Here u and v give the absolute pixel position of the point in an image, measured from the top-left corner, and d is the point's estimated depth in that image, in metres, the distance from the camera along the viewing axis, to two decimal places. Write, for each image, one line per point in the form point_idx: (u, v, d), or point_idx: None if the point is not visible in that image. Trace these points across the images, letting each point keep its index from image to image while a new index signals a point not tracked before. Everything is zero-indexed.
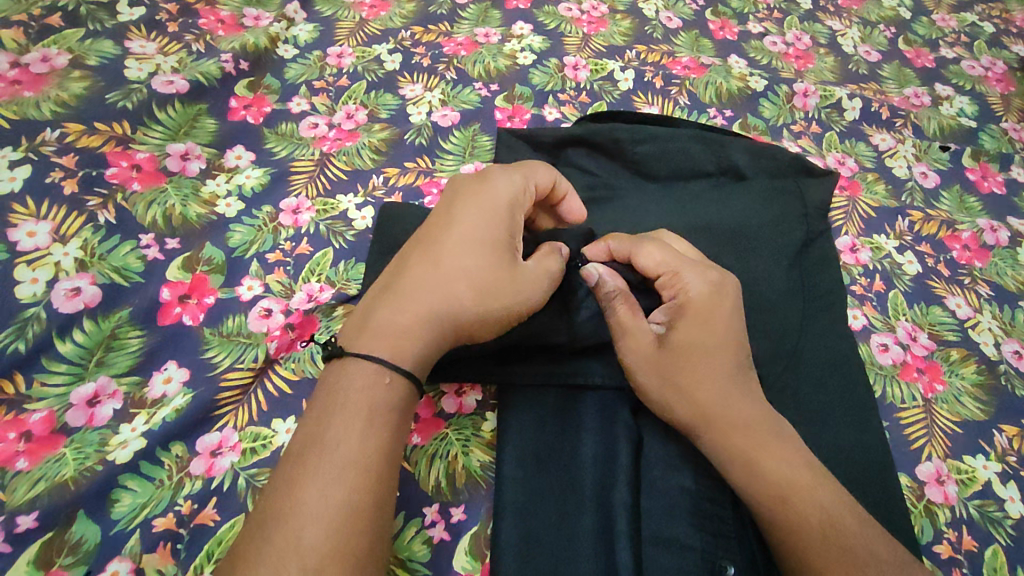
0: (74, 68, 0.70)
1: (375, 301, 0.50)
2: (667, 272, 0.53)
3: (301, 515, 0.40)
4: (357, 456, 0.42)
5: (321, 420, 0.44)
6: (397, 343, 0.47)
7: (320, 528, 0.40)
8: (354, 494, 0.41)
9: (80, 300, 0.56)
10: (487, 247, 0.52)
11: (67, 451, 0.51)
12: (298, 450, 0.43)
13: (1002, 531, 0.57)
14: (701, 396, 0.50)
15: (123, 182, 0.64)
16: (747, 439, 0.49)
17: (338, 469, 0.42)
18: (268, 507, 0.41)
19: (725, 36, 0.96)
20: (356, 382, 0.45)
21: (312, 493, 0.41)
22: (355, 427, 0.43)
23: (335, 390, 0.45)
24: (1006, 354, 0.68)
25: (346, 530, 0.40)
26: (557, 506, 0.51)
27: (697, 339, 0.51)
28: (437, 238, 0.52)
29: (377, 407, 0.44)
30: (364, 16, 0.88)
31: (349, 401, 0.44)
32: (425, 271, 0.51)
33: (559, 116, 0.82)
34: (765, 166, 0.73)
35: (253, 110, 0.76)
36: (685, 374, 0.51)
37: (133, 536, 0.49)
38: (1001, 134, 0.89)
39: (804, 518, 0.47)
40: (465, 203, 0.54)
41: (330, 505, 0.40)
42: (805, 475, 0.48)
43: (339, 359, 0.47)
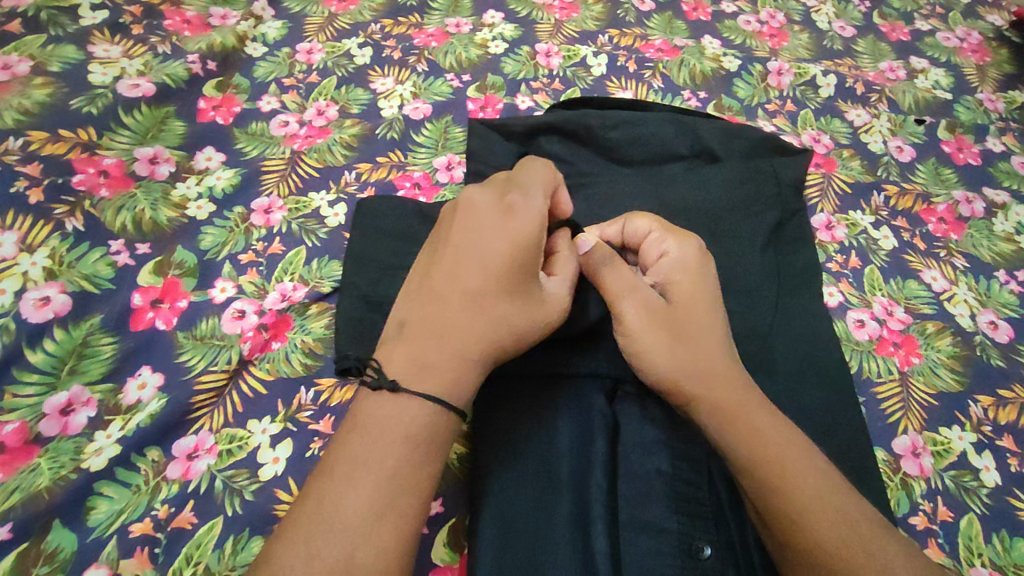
0: (36, 75, 0.70)
1: (415, 344, 0.46)
2: (655, 236, 0.55)
3: (353, 536, 0.40)
4: (412, 486, 0.42)
5: (376, 442, 0.43)
6: (450, 390, 0.45)
7: (374, 553, 0.40)
8: (407, 524, 0.42)
9: (49, 310, 0.56)
10: (527, 282, 0.48)
11: (42, 461, 0.51)
12: (351, 470, 0.42)
13: (978, 500, 0.58)
14: (701, 354, 0.50)
15: (91, 189, 0.64)
16: (744, 400, 0.49)
17: (392, 496, 0.42)
18: (314, 521, 0.41)
19: (699, 16, 0.95)
20: (405, 412, 0.44)
21: (364, 517, 0.40)
22: (412, 457, 0.43)
23: (388, 416, 0.44)
24: (982, 325, 0.68)
25: (395, 556, 0.41)
26: (535, 497, 0.51)
27: (690, 300, 0.52)
28: (467, 275, 0.47)
29: (434, 442, 0.44)
30: (334, 11, 0.87)
31: (403, 427, 0.43)
32: (462, 312, 0.47)
33: (531, 104, 0.81)
34: (738, 146, 0.73)
35: (222, 110, 0.75)
36: (684, 334, 0.51)
37: (110, 542, 0.49)
38: (976, 105, 0.89)
39: (800, 479, 0.46)
40: (496, 234, 0.48)
41: (384, 532, 0.41)
42: (794, 445, 0.48)
43: (391, 396, 0.44)
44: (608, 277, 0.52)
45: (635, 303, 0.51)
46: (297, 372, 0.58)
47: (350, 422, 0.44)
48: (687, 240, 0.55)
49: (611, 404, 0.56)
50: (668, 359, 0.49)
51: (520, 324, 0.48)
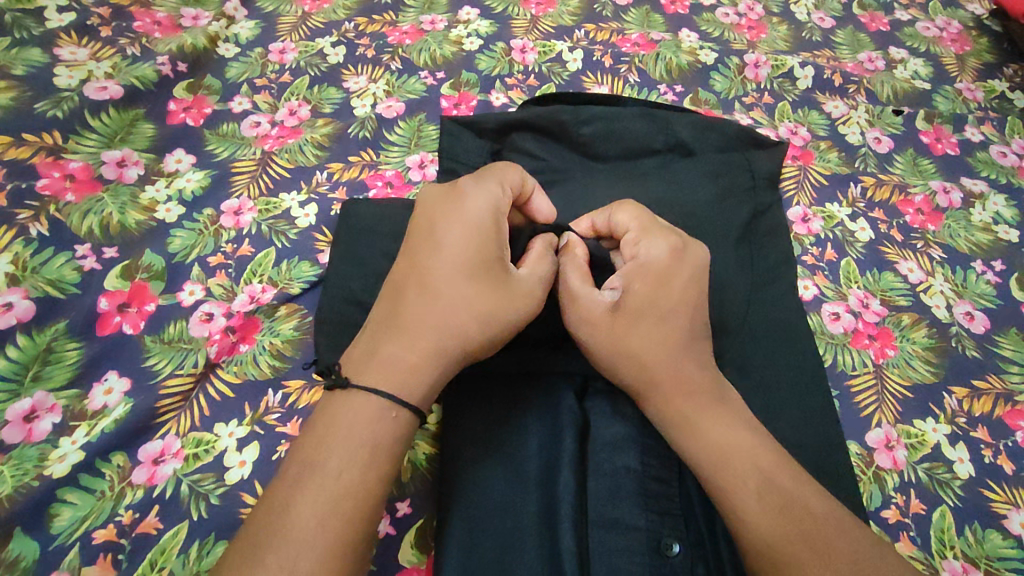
0: (0, 79, 0.69)
1: (374, 338, 0.47)
2: (634, 232, 0.52)
3: (295, 540, 0.40)
4: (357, 486, 0.42)
5: (323, 446, 0.43)
6: (400, 380, 0.45)
7: (316, 556, 0.39)
8: (352, 524, 0.41)
9: (12, 316, 0.56)
10: (480, 270, 0.48)
11: (4, 468, 0.50)
12: (297, 474, 0.42)
13: (951, 492, 0.57)
14: (648, 357, 0.49)
15: (56, 193, 0.63)
16: (692, 406, 0.48)
17: (337, 499, 0.41)
18: (261, 529, 0.40)
19: (677, 10, 0.94)
20: (352, 413, 0.44)
21: (309, 521, 0.40)
22: (358, 459, 0.42)
23: (336, 420, 0.44)
24: (958, 316, 0.68)
25: (341, 559, 0.40)
26: (502, 497, 0.51)
27: (649, 304, 0.50)
28: (425, 265, 0.49)
29: (382, 441, 0.43)
30: (307, 10, 0.86)
31: (350, 429, 0.43)
32: (423, 301, 0.47)
33: (506, 101, 0.81)
34: (712, 139, 0.72)
35: (193, 112, 0.74)
36: (637, 339, 0.49)
37: (73, 549, 0.49)
38: (955, 94, 0.88)
39: (741, 479, 0.45)
40: (447, 225, 0.49)
41: (328, 534, 0.40)
42: (745, 449, 0.46)
43: (343, 393, 0.45)
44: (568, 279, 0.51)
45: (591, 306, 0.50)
46: (265, 375, 0.57)
47: (304, 429, 0.45)
48: (665, 237, 0.52)
49: (581, 400, 0.55)
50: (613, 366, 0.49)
51: (474, 315, 0.47)
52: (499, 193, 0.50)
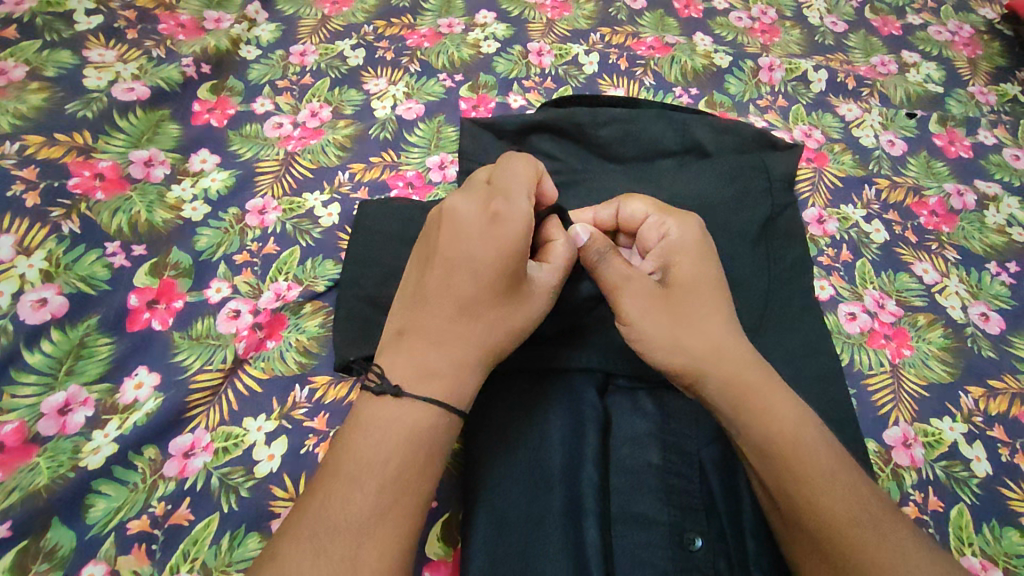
0: (32, 80, 0.71)
1: (417, 353, 0.47)
2: (653, 216, 0.57)
3: (357, 532, 0.41)
4: (415, 483, 0.44)
5: (377, 445, 0.44)
6: (455, 392, 0.46)
7: (377, 548, 0.42)
8: (408, 518, 0.43)
9: (46, 311, 0.57)
10: (519, 282, 0.49)
11: (40, 460, 0.51)
12: (355, 469, 0.43)
13: (968, 490, 0.58)
14: (707, 338, 0.50)
15: (86, 192, 0.65)
16: (748, 380, 0.49)
17: (395, 497, 0.43)
18: (317, 522, 0.42)
19: (690, 14, 0.95)
20: (407, 414, 0.45)
21: (368, 517, 0.42)
22: (414, 460, 0.44)
23: (388, 422, 0.45)
24: (973, 317, 0.69)
25: (399, 550, 0.42)
26: (527, 490, 0.52)
27: (691, 283, 0.53)
28: (462, 282, 0.47)
29: (438, 441, 0.45)
30: (327, 13, 0.87)
31: (405, 429, 0.44)
32: (463, 321, 0.47)
33: (524, 103, 0.82)
34: (728, 141, 0.74)
35: (217, 113, 0.76)
36: (686, 313, 0.51)
37: (108, 539, 0.50)
38: (968, 98, 0.89)
39: (814, 466, 0.46)
40: (483, 241, 0.47)
41: (388, 528, 0.42)
42: (813, 438, 0.47)
43: (396, 400, 0.45)
44: (608, 266, 0.52)
45: (636, 288, 0.52)
46: (291, 370, 0.58)
47: (353, 425, 0.45)
48: (684, 218, 0.56)
49: (602, 397, 0.56)
50: (666, 348, 0.50)
51: (515, 324, 0.49)
52: (528, 204, 0.49)
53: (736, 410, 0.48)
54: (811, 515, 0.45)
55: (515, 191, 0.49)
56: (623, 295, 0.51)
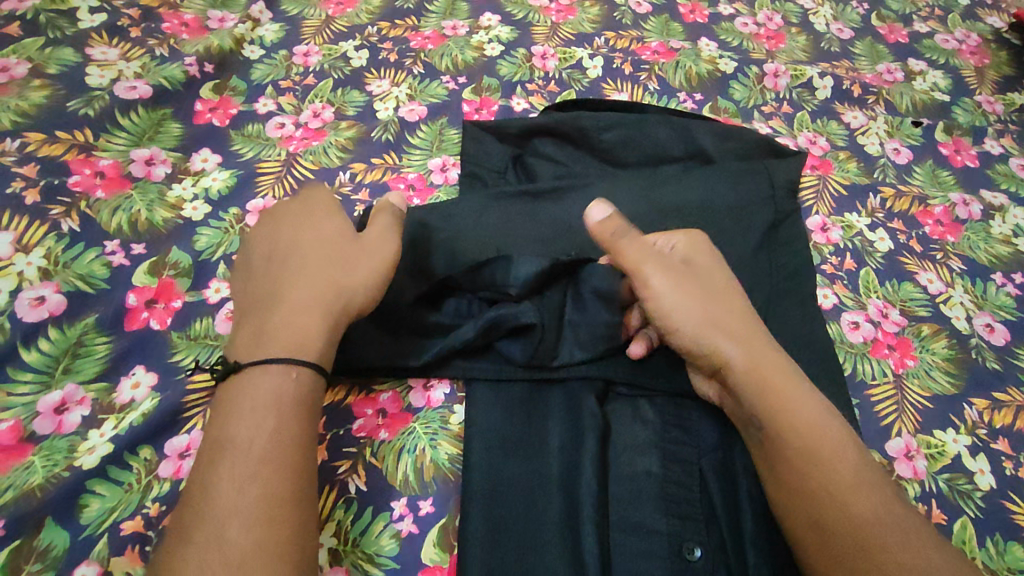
0: (34, 77, 0.71)
1: (256, 322, 0.51)
2: (666, 228, 0.57)
3: (219, 514, 0.42)
4: (269, 453, 0.44)
5: (224, 427, 0.45)
6: (292, 331, 0.49)
7: (241, 524, 0.41)
8: (269, 488, 0.43)
9: (44, 309, 0.57)
10: (347, 246, 0.55)
11: (35, 459, 0.51)
12: (211, 456, 0.44)
13: (972, 504, 0.57)
14: (714, 319, 0.52)
15: (87, 190, 0.65)
16: (766, 365, 0.50)
17: (254, 467, 0.43)
18: (195, 511, 0.42)
19: (696, 19, 0.95)
20: (252, 389, 0.47)
21: (231, 493, 0.42)
22: (264, 425, 0.45)
23: (239, 396, 0.47)
24: (977, 328, 0.68)
25: (263, 520, 0.42)
26: (524, 497, 0.51)
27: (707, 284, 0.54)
28: (299, 252, 0.54)
29: (285, 405, 0.46)
30: (331, 14, 0.87)
31: (251, 401, 0.46)
32: (296, 277, 0.52)
33: (527, 107, 0.82)
34: (732, 148, 0.73)
35: (219, 112, 0.75)
36: (709, 293, 0.53)
37: (101, 540, 0.49)
38: (974, 107, 0.88)
39: (835, 456, 0.47)
40: (276, 232, 0.57)
41: (249, 502, 0.42)
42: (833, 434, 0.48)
43: (237, 373, 0.48)
44: (628, 245, 0.52)
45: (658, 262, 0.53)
46: None
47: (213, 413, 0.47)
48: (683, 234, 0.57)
49: (602, 404, 0.56)
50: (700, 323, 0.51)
51: (352, 278, 0.53)
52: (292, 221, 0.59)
53: (757, 395, 0.49)
54: (829, 507, 0.46)
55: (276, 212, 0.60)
56: (647, 269, 0.52)
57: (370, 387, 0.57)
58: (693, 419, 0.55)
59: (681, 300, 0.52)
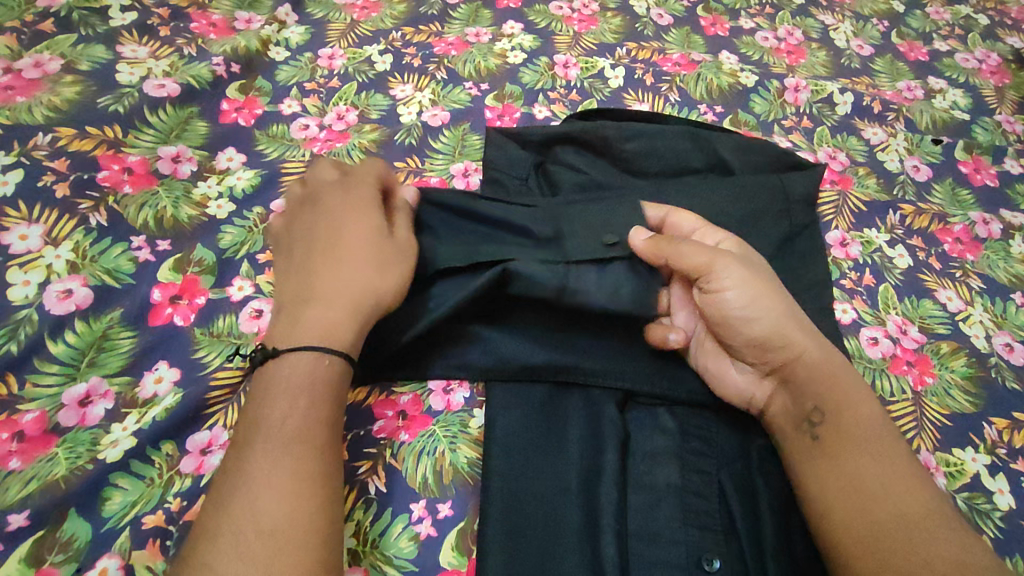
0: (66, 73, 0.72)
1: (291, 314, 0.51)
2: (703, 232, 0.60)
3: (252, 485, 0.43)
4: (303, 430, 0.46)
5: (259, 405, 0.47)
6: (328, 333, 0.49)
7: (274, 495, 0.43)
8: (303, 462, 0.44)
9: (71, 302, 0.58)
10: (382, 243, 0.55)
11: (59, 451, 0.51)
12: (247, 431, 0.46)
13: (991, 523, 0.57)
14: (791, 311, 0.54)
15: (115, 185, 0.65)
16: (827, 358, 0.53)
17: (287, 441, 0.45)
18: (228, 482, 0.44)
19: (717, 32, 0.96)
20: (288, 369, 0.48)
21: (263, 468, 0.44)
22: (297, 405, 0.46)
23: (271, 379, 0.48)
24: (997, 347, 0.68)
25: (297, 493, 0.43)
26: (544, 503, 0.51)
27: (768, 276, 0.56)
28: (336, 243, 0.55)
29: (319, 384, 0.48)
30: (356, 18, 0.88)
31: (286, 381, 0.47)
32: (332, 269, 0.53)
33: (549, 115, 0.82)
34: (754, 160, 0.73)
35: (244, 112, 0.76)
36: (777, 287, 0.55)
37: (123, 533, 0.49)
38: (995, 126, 0.88)
39: (890, 452, 0.49)
40: (317, 221, 0.57)
41: (280, 474, 0.43)
42: (888, 435, 0.49)
43: (271, 360, 0.48)
44: (690, 252, 0.54)
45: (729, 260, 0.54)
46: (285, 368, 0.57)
47: (248, 395, 0.48)
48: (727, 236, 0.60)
49: (622, 412, 0.56)
50: (774, 311, 0.53)
51: (382, 275, 0.53)
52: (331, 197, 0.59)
53: (820, 387, 0.51)
54: (882, 506, 0.46)
55: (319, 193, 0.60)
56: (720, 265, 0.53)
57: (391, 389, 0.57)
58: (713, 431, 0.55)
59: (756, 293, 0.53)
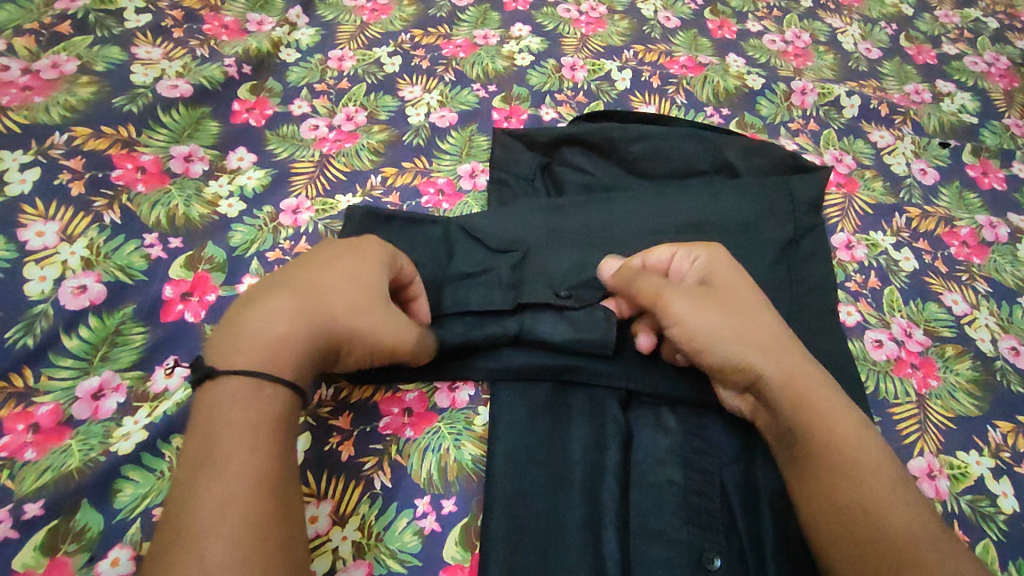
0: (82, 74, 0.74)
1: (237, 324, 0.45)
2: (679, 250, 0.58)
3: (208, 537, 0.37)
4: (265, 470, 0.41)
5: (207, 446, 0.41)
6: (278, 359, 0.44)
7: (233, 547, 0.37)
8: (267, 507, 0.40)
9: (85, 298, 0.59)
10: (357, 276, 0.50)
11: (72, 443, 0.52)
12: (191, 475, 0.40)
13: (995, 527, 0.57)
14: (756, 337, 0.51)
15: (129, 183, 0.67)
16: (799, 373, 0.50)
17: (246, 484, 0.40)
18: (171, 539, 0.38)
19: (724, 35, 0.96)
20: (242, 404, 0.42)
21: (221, 517, 0.38)
22: (258, 446, 0.41)
23: (222, 416, 0.42)
24: (1003, 351, 0.68)
25: (263, 542, 0.39)
26: (547, 500, 0.52)
27: (733, 295, 0.54)
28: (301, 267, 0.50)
29: (280, 422, 0.43)
30: (365, 20, 0.89)
31: (242, 418, 0.42)
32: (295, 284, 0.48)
33: (555, 116, 0.83)
34: (759, 163, 0.73)
35: (255, 112, 0.77)
36: (740, 308, 0.53)
37: (134, 524, 0.50)
38: (1003, 130, 0.88)
39: (872, 469, 0.47)
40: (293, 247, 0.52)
41: (242, 523, 0.38)
42: (868, 447, 0.48)
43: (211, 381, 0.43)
44: (641, 284, 0.54)
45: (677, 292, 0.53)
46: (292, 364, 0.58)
47: (188, 432, 0.42)
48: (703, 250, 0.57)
49: (625, 412, 0.57)
50: (734, 339, 0.51)
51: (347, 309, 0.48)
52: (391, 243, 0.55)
53: (794, 409, 0.49)
54: (875, 527, 0.45)
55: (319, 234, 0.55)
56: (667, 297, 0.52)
57: (396, 386, 0.58)
58: (716, 430, 0.56)
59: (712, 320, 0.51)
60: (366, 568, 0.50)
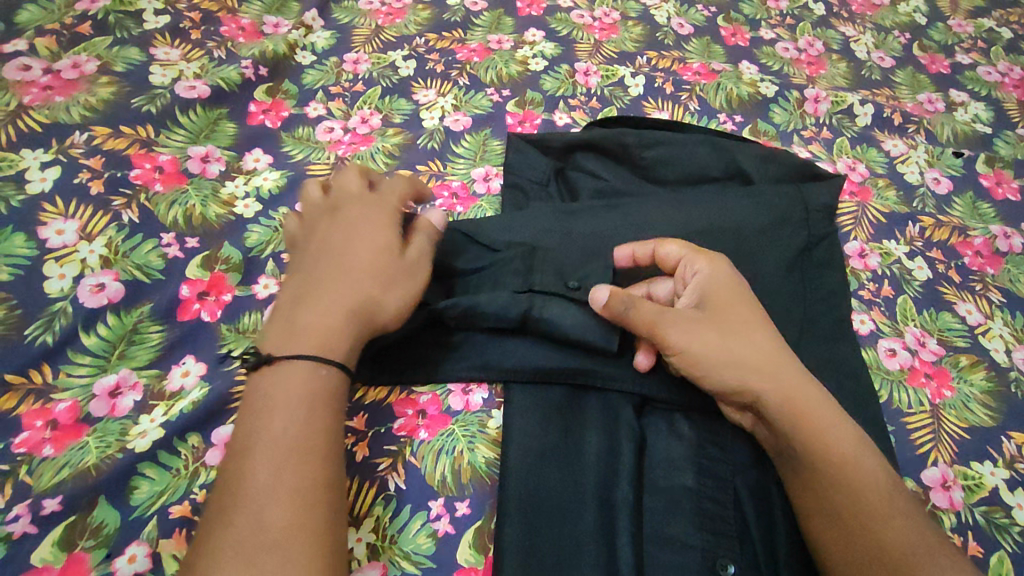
0: (102, 74, 0.74)
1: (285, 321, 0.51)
2: (686, 257, 0.57)
3: (256, 499, 0.43)
4: (303, 439, 0.45)
5: (258, 419, 0.46)
6: (324, 346, 0.49)
7: (280, 507, 0.43)
8: (308, 472, 0.44)
9: (104, 296, 0.59)
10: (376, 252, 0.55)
11: (90, 440, 0.53)
12: (243, 444, 0.45)
13: (1009, 538, 0.57)
14: (750, 358, 0.52)
15: (147, 183, 0.67)
16: (797, 387, 0.51)
17: (288, 451, 0.45)
18: (228, 498, 0.43)
19: (737, 42, 0.96)
20: (288, 381, 0.47)
21: (267, 481, 0.43)
22: (299, 416, 0.46)
23: (267, 390, 0.47)
24: (1017, 361, 0.68)
25: (304, 504, 0.43)
26: (560, 504, 0.52)
27: (732, 314, 0.54)
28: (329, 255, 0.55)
29: (317, 394, 0.48)
30: (380, 24, 0.90)
31: (287, 391, 0.47)
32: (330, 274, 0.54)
33: (569, 121, 0.83)
34: (774, 170, 0.73)
35: (271, 114, 0.78)
36: (736, 329, 0.53)
37: (150, 521, 0.51)
38: (1017, 140, 0.88)
39: (862, 479, 0.49)
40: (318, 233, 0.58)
41: (284, 487, 0.43)
42: (863, 455, 0.50)
43: (268, 367, 0.48)
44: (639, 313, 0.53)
45: (674, 318, 0.53)
46: None
47: (241, 407, 0.48)
48: (711, 258, 0.57)
49: (639, 417, 0.57)
50: (727, 366, 0.51)
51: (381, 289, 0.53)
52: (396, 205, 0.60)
53: (795, 423, 0.50)
54: (863, 531, 0.47)
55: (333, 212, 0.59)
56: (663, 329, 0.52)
57: (410, 388, 0.58)
58: (730, 437, 0.55)
59: (709, 343, 0.52)
60: (381, 570, 0.50)
